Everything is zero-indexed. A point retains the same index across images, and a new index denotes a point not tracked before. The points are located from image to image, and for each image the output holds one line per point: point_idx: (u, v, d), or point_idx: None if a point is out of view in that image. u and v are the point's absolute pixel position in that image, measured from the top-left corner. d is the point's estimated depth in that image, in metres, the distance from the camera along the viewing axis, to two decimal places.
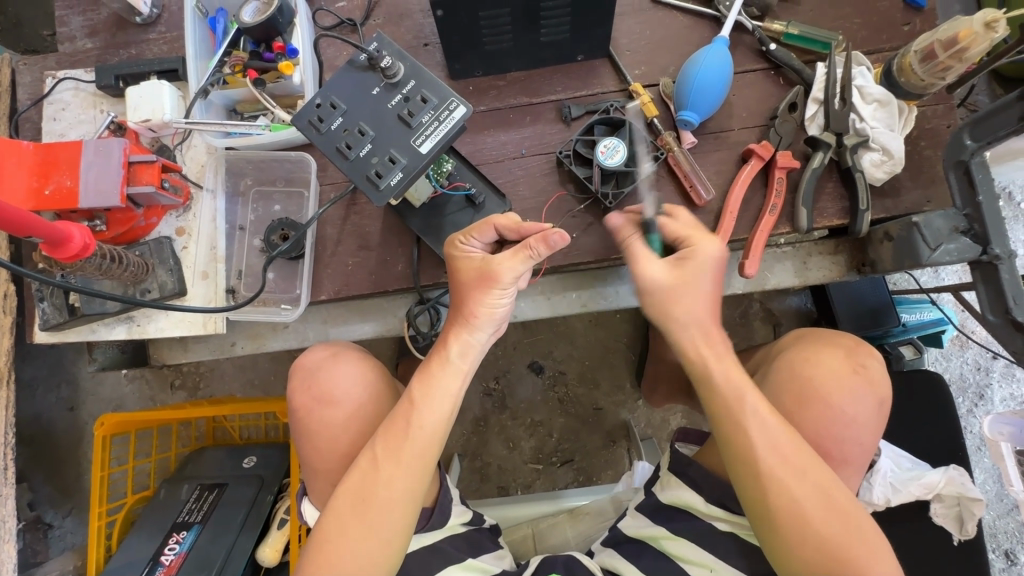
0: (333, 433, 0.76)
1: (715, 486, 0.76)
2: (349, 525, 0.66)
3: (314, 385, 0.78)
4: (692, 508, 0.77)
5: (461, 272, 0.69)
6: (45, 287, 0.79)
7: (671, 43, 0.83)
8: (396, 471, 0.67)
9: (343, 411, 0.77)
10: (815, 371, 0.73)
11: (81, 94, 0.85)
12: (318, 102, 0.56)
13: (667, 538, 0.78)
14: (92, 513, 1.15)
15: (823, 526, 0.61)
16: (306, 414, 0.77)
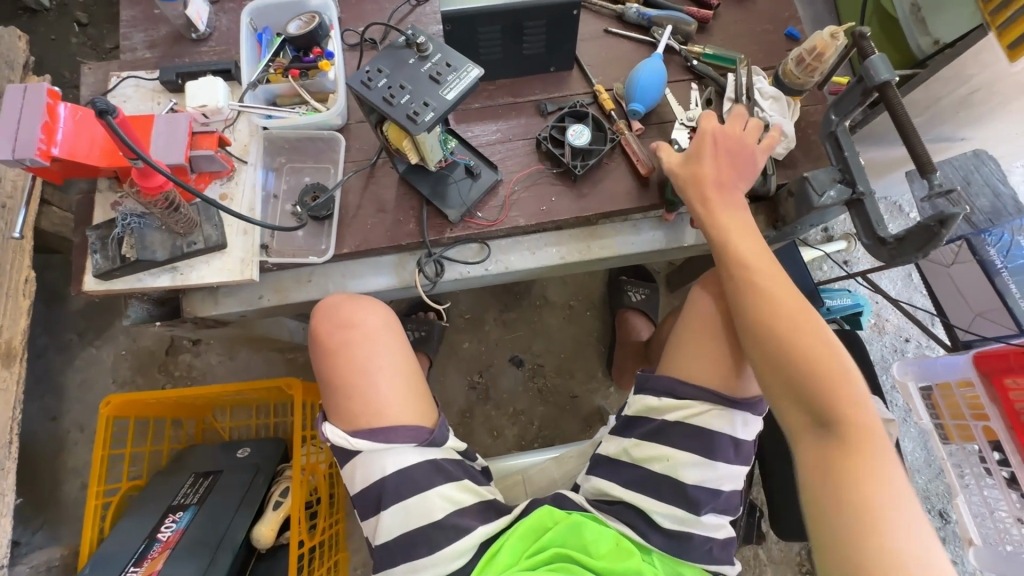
0: (345, 354, 0.94)
1: (664, 384, 0.95)
2: None
3: (336, 316, 0.96)
4: (652, 411, 0.96)
5: None
6: (102, 239, 0.91)
7: (621, 60, 1.09)
8: None
9: (358, 334, 0.94)
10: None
11: (141, 90, 1.02)
12: (368, 68, 0.75)
13: (634, 445, 0.95)
14: (91, 491, 1.18)
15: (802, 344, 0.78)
16: (329, 336, 0.95)
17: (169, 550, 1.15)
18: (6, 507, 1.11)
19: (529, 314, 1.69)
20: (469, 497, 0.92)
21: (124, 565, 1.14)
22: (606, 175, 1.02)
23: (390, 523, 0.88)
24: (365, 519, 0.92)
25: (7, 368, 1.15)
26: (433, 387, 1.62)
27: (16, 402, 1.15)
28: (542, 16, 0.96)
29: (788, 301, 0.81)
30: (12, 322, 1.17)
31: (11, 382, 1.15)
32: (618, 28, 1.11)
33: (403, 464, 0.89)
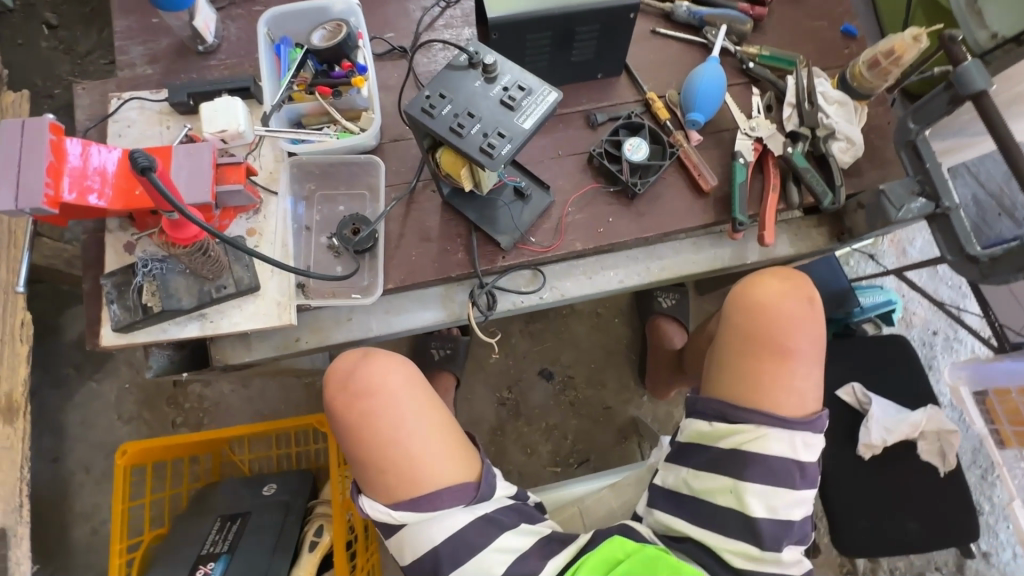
0: (369, 423, 0.81)
1: (710, 405, 0.86)
2: None
3: (350, 384, 0.84)
4: (703, 439, 0.86)
5: None
6: (120, 288, 0.81)
7: (672, 63, 1.01)
8: None
9: (380, 398, 0.82)
10: (767, 298, 0.89)
11: (146, 113, 0.90)
12: (428, 93, 0.66)
13: (690, 475, 0.85)
14: (113, 549, 1.10)
15: None
16: (347, 407, 0.82)
17: None
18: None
19: (556, 325, 1.62)
20: (528, 542, 0.81)
21: None
22: (664, 191, 0.95)
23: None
24: None
25: (9, 424, 1.05)
26: (462, 405, 1.55)
27: (23, 461, 1.05)
28: (595, 21, 0.87)
29: None
30: (10, 372, 1.06)
31: (16, 438, 1.06)
32: (666, 28, 1.03)
33: (450, 528, 0.78)
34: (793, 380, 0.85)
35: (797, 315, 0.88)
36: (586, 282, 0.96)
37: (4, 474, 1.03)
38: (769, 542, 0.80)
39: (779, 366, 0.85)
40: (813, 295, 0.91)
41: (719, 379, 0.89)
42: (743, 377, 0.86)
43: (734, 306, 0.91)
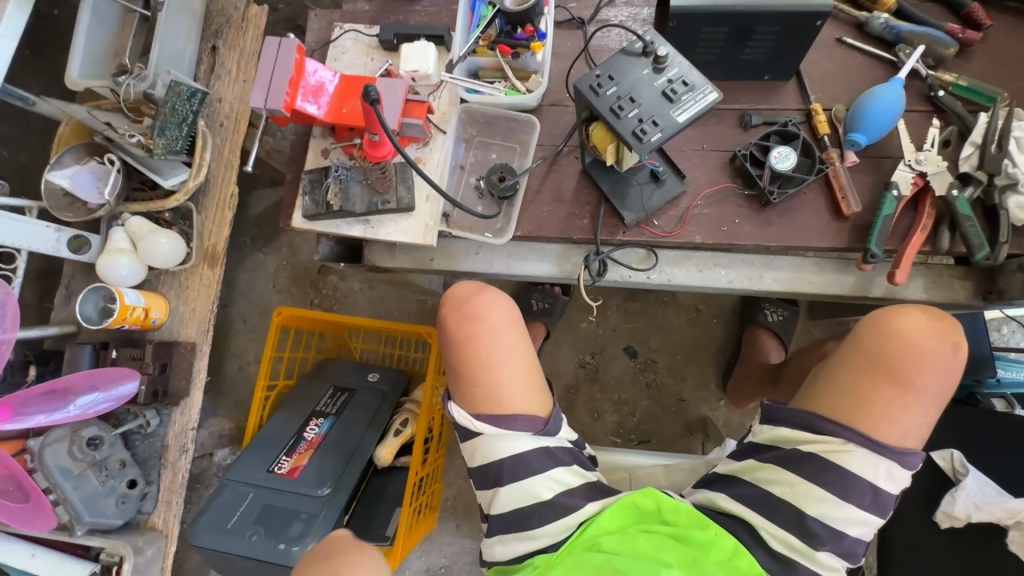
0: (468, 344, 0.96)
1: (800, 416, 0.87)
2: None
3: (463, 306, 1.00)
4: (777, 439, 0.89)
5: None
6: (314, 184, 1.02)
7: (849, 77, 0.98)
8: None
9: (486, 326, 0.97)
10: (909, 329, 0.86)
11: (359, 44, 1.08)
12: (598, 74, 0.74)
13: (756, 467, 0.89)
14: (258, 384, 1.40)
15: None
16: (455, 326, 0.98)
17: (313, 449, 1.33)
18: (199, 384, 1.33)
19: (653, 309, 1.66)
20: (577, 481, 0.94)
21: (277, 452, 1.32)
22: (800, 206, 0.95)
23: (504, 500, 0.92)
24: (481, 490, 0.96)
25: (211, 268, 1.35)
26: (545, 357, 1.67)
27: (214, 298, 1.36)
28: (778, 22, 0.87)
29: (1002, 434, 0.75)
30: (218, 230, 1.36)
31: (214, 279, 1.36)
32: (855, 39, 0.98)
33: (517, 449, 0.92)
34: (903, 415, 0.84)
35: (932, 356, 0.85)
36: (696, 272, 1.01)
37: (201, 304, 1.34)
38: (821, 542, 0.83)
39: (891, 397, 0.84)
40: (959, 341, 0.86)
41: (821, 394, 0.88)
42: (853, 400, 0.85)
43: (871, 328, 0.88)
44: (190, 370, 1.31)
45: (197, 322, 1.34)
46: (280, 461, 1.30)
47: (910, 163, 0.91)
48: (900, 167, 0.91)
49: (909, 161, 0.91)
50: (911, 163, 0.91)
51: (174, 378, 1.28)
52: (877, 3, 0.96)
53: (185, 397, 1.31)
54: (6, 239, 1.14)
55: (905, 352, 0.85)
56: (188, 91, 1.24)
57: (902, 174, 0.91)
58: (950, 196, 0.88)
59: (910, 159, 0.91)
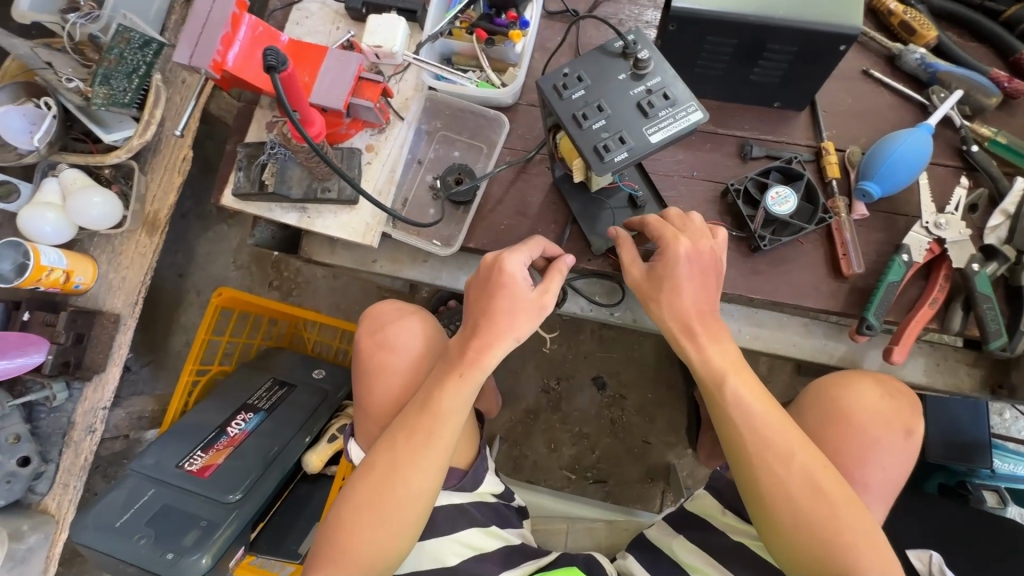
0: (382, 376, 0.92)
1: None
2: (367, 514, 0.77)
3: (381, 332, 0.95)
4: (709, 515, 0.84)
5: (436, 412, 0.78)
6: (249, 160, 0.89)
7: (870, 116, 0.85)
8: (412, 472, 0.78)
9: (400, 353, 0.93)
10: (855, 403, 0.73)
11: (326, 10, 0.96)
12: (566, 72, 0.61)
13: (681, 545, 0.83)
14: (186, 368, 1.29)
15: (800, 499, 0.64)
16: (369, 355, 0.94)
17: (233, 447, 1.21)
18: (118, 359, 1.21)
19: (629, 339, 1.54)
20: (496, 544, 0.89)
21: (193, 445, 1.21)
22: (793, 257, 0.82)
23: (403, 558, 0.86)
24: None
25: (149, 237, 1.24)
26: (507, 376, 1.55)
27: (148, 269, 1.24)
28: (795, 42, 0.74)
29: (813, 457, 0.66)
30: (162, 195, 1.25)
31: (151, 249, 1.25)
32: (884, 73, 0.85)
33: None
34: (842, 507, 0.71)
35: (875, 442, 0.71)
36: None
37: (132, 273, 1.22)
38: None
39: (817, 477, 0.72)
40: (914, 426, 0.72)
41: None
42: None
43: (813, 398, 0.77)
44: (109, 344, 1.20)
45: (125, 293, 1.23)
46: (192, 457, 1.18)
47: (928, 224, 0.78)
48: (915, 226, 0.77)
49: (928, 222, 0.78)
50: (928, 225, 0.77)
51: (90, 350, 1.17)
52: (915, 35, 0.83)
53: (100, 373, 1.19)
54: None
55: (844, 429, 0.72)
56: (139, 39, 1.11)
57: (917, 235, 0.78)
58: (972, 270, 0.74)
59: (928, 219, 0.78)
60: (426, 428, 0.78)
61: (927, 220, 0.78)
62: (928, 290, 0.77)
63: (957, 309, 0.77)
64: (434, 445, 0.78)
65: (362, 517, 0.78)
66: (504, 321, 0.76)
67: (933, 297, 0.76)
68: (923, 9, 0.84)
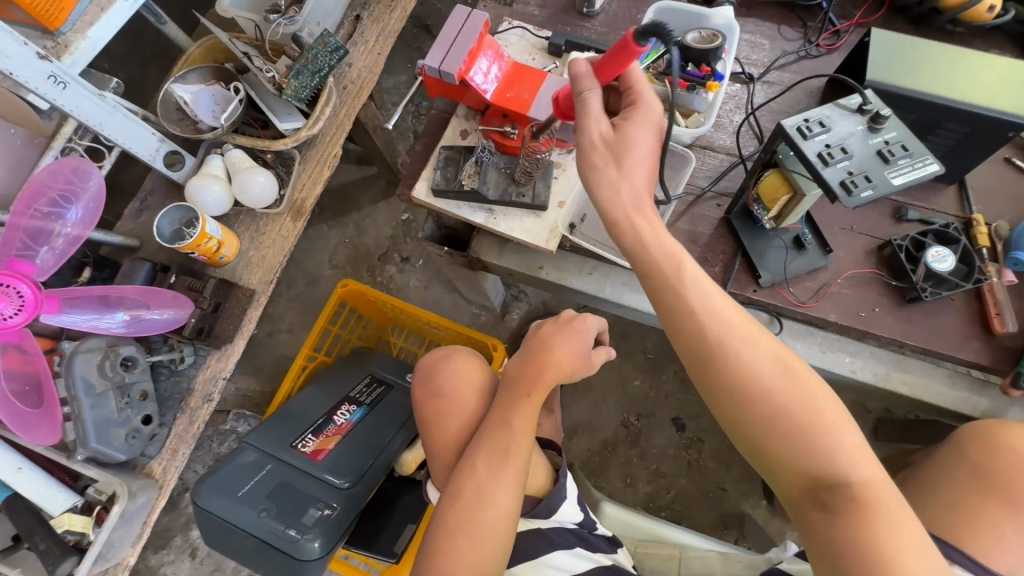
0: (442, 418, 1.00)
1: None
2: (460, 533, 0.79)
3: (430, 382, 1.04)
4: None
5: (511, 432, 0.86)
6: (450, 161, 0.98)
7: (1014, 196, 0.95)
8: (496, 485, 0.82)
9: (450, 398, 1.01)
10: (1018, 443, 0.78)
11: (523, 41, 1.07)
12: (810, 118, 0.71)
13: None
14: (301, 351, 1.33)
15: (794, 418, 0.64)
16: (423, 404, 1.03)
17: (341, 435, 1.22)
18: (245, 333, 1.24)
19: None
20: (584, 565, 0.97)
21: (303, 429, 1.21)
22: (944, 311, 0.90)
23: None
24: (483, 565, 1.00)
25: (293, 221, 1.30)
26: (588, 406, 1.59)
27: (287, 251, 1.30)
28: (968, 124, 0.85)
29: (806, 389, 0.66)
30: (311, 185, 1.32)
31: (293, 233, 1.31)
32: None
33: None
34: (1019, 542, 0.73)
35: None
36: (817, 352, 0.95)
37: (272, 253, 1.28)
38: None
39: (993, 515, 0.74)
40: None
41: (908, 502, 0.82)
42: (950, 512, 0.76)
43: (968, 439, 0.82)
44: (240, 317, 1.23)
45: (262, 271, 1.28)
46: (305, 439, 1.19)
47: None
48: None
49: None
50: None
51: (223, 320, 1.20)
52: None
53: (227, 345, 1.22)
54: (112, 134, 1.10)
55: (1016, 467, 0.76)
56: (334, 45, 1.21)
57: None
58: None
59: None
60: (500, 443, 0.85)
61: None
62: None
63: None
64: (508, 461, 0.84)
65: (448, 539, 0.79)
66: (557, 353, 0.92)
67: None
68: None
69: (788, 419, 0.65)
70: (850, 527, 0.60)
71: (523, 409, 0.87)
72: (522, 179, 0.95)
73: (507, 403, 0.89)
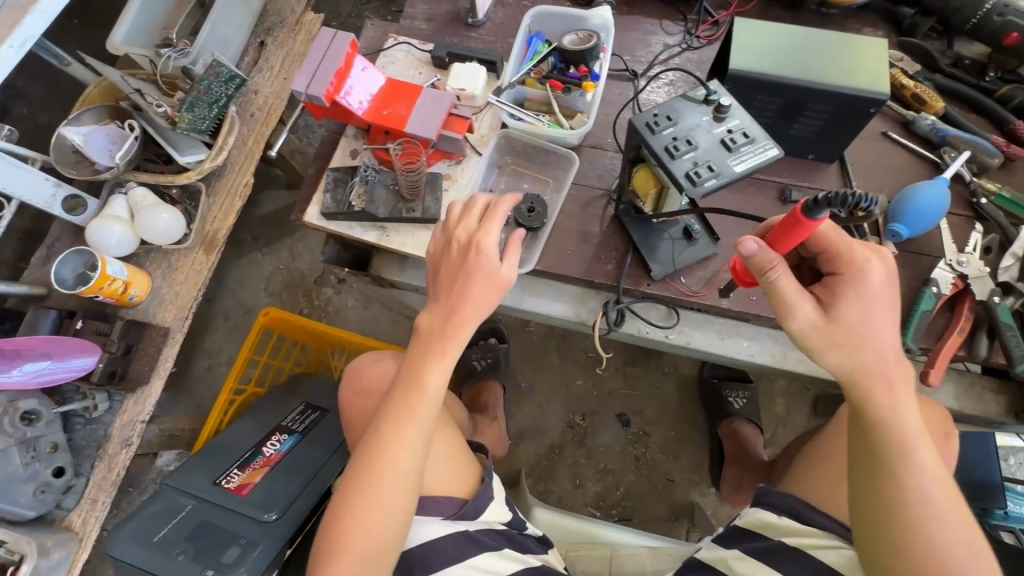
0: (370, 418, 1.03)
1: (782, 502, 0.83)
2: (358, 504, 0.76)
3: (362, 384, 1.06)
4: (766, 526, 0.83)
5: (411, 396, 0.77)
6: (339, 183, 0.98)
7: (891, 170, 0.98)
8: (394, 456, 0.76)
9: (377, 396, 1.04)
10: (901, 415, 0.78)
11: (410, 57, 1.08)
12: (656, 112, 0.72)
13: (734, 557, 0.84)
14: (225, 386, 1.30)
15: (887, 456, 0.64)
16: (354, 402, 1.06)
17: (268, 467, 1.20)
18: (163, 373, 1.22)
19: (653, 378, 1.60)
20: (509, 567, 0.94)
21: (229, 465, 1.19)
22: None
23: None
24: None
25: (206, 254, 1.28)
26: (533, 411, 1.59)
27: (201, 285, 1.28)
28: (831, 103, 0.87)
29: (904, 430, 0.64)
30: (222, 216, 1.30)
31: (206, 266, 1.29)
32: (899, 135, 0.99)
33: (427, 536, 0.91)
34: None
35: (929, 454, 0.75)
36: (715, 338, 0.96)
37: (185, 289, 1.26)
38: None
39: None
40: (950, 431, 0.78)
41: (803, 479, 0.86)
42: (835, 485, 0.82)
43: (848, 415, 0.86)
44: (156, 357, 1.21)
45: (176, 307, 1.25)
46: (229, 475, 1.16)
47: (949, 264, 0.88)
48: (940, 267, 0.87)
49: (950, 262, 0.88)
50: (949, 263, 0.87)
51: (136, 362, 1.17)
52: (924, 104, 0.98)
53: (143, 386, 1.19)
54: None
55: None
56: (227, 75, 1.21)
57: (941, 274, 0.87)
58: (996, 306, 0.84)
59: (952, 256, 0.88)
60: (400, 417, 0.77)
61: (952, 261, 0.88)
62: (956, 320, 0.86)
63: (981, 337, 0.85)
64: (399, 444, 0.76)
65: (344, 518, 0.76)
66: (470, 297, 0.77)
67: (960, 327, 0.85)
68: (929, 85, 1.00)
69: (879, 456, 0.65)
70: (897, 544, 0.63)
71: (422, 363, 0.78)
72: (409, 194, 0.96)
73: (410, 354, 0.80)
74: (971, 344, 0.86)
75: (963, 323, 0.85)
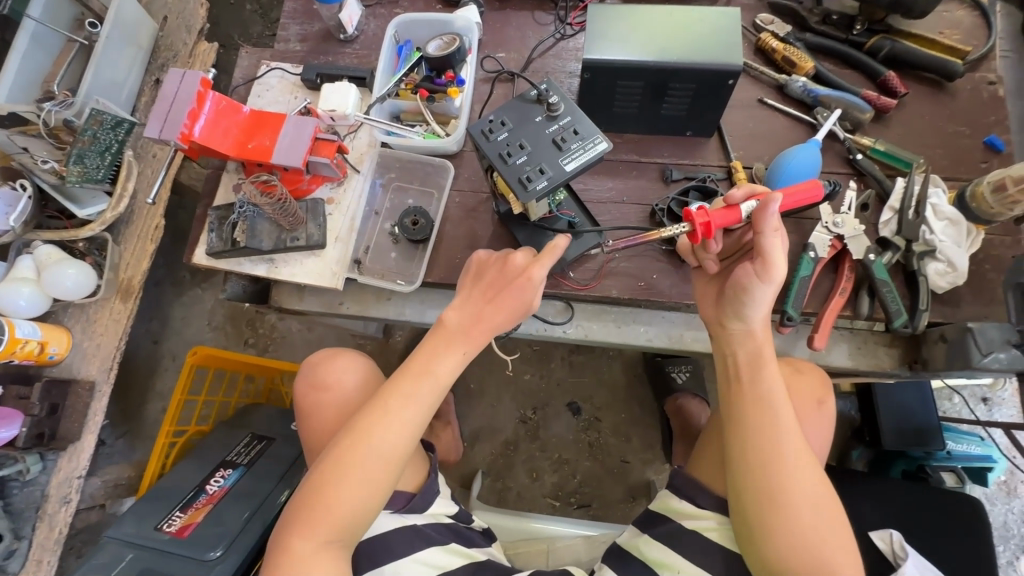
0: (325, 411, 0.95)
1: (681, 485, 0.85)
2: (336, 481, 0.73)
3: (321, 375, 0.97)
4: (671, 511, 0.85)
5: (410, 380, 0.77)
6: (221, 221, 0.97)
7: (770, 137, 0.97)
8: (380, 435, 0.75)
9: (333, 390, 0.96)
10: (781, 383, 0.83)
11: (284, 82, 1.07)
12: (491, 119, 0.74)
13: (644, 542, 0.85)
14: (162, 430, 1.31)
15: (769, 455, 0.71)
16: (307, 395, 0.97)
17: (212, 504, 1.21)
18: (94, 426, 1.23)
19: (599, 363, 1.61)
20: (456, 562, 0.87)
21: (171, 508, 1.20)
22: None
23: None
24: None
25: (124, 302, 1.28)
26: (484, 410, 1.60)
27: (122, 334, 1.28)
28: (692, 80, 0.86)
29: (790, 437, 0.71)
30: (136, 263, 1.31)
31: (125, 314, 1.29)
32: (776, 100, 0.99)
33: (377, 530, 0.84)
34: None
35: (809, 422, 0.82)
36: (613, 329, 0.97)
37: (106, 340, 1.26)
38: None
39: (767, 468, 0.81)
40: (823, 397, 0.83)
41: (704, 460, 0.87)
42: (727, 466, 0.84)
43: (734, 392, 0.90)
44: (85, 412, 1.21)
45: (100, 358, 1.25)
46: (171, 518, 1.18)
47: (828, 225, 0.87)
48: (816, 233, 0.86)
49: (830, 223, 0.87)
50: (827, 224, 0.87)
51: (65, 420, 1.18)
52: (795, 66, 0.96)
53: (75, 442, 1.20)
54: None
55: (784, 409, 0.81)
56: (112, 121, 1.19)
57: (819, 238, 0.87)
58: (872, 263, 0.85)
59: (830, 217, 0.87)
60: (402, 413, 0.76)
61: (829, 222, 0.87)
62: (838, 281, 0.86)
63: (861, 296, 0.87)
64: (386, 431, 0.75)
65: (320, 493, 0.73)
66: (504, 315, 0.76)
67: (841, 287, 0.86)
68: (801, 45, 0.99)
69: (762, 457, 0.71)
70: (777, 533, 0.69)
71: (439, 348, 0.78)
72: (290, 227, 0.95)
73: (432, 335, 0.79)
74: (852, 304, 0.88)
75: (843, 284, 0.86)
